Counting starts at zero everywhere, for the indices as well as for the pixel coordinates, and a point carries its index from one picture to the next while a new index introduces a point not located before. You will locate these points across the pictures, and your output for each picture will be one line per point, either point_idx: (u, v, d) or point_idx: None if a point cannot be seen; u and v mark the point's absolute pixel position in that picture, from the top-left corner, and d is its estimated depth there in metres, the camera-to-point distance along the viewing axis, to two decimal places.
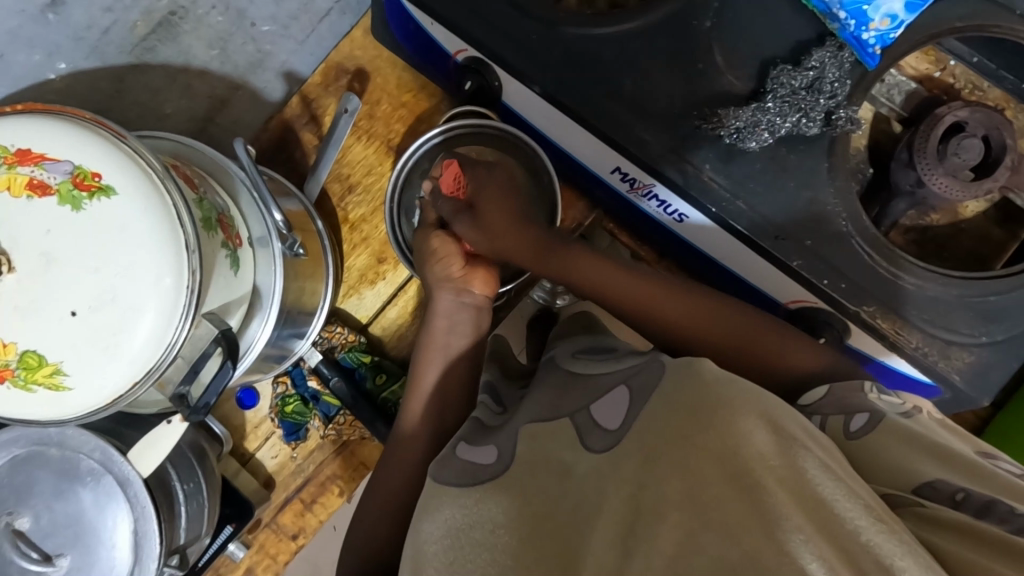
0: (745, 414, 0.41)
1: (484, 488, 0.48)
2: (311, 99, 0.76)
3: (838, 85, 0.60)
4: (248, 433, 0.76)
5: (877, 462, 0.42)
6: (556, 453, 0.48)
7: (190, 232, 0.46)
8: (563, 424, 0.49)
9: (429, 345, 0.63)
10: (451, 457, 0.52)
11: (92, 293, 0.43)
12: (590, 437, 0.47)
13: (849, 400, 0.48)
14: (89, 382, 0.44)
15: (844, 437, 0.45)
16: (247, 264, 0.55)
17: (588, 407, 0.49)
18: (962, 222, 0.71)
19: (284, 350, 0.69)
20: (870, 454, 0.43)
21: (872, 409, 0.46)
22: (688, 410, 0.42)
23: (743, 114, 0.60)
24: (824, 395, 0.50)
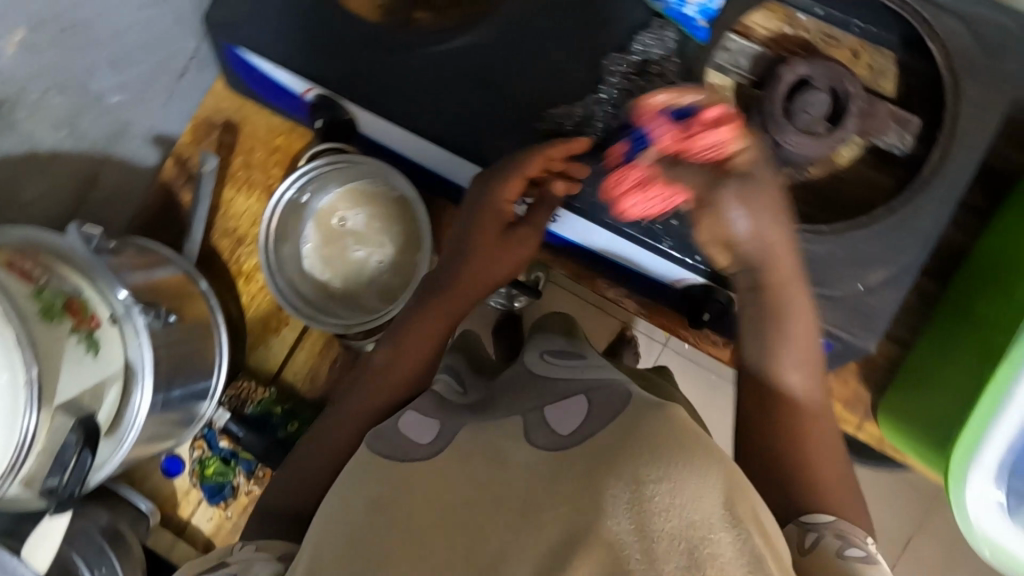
0: (706, 478, 0.40)
1: (416, 466, 0.47)
2: (186, 159, 0.77)
3: (665, 65, 0.61)
4: (180, 499, 0.75)
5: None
6: (496, 445, 0.46)
7: (19, 326, 0.46)
8: (512, 422, 0.47)
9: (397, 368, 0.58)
10: (391, 429, 0.51)
11: None
12: (535, 434, 0.45)
13: (849, 532, 0.47)
14: None
15: (833, 555, 0.45)
16: (110, 343, 0.54)
17: (542, 408, 0.47)
18: (841, 172, 0.71)
19: (190, 413, 0.68)
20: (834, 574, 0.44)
21: (869, 551, 0.46)
22: (635, 435, 0.42)
23: (578, 107, 0.61)
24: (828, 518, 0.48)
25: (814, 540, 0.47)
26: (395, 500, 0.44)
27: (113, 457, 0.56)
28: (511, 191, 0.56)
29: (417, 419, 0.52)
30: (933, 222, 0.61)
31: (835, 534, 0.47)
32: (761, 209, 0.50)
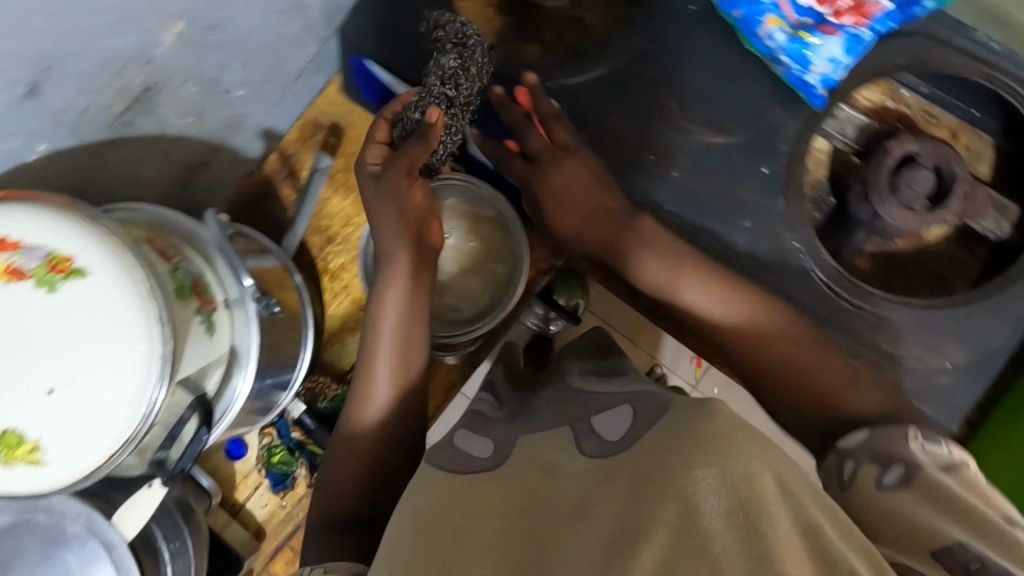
0: (749, 458, 0.37)
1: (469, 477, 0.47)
2: (290, 155, 0.80)
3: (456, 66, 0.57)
4: (238, 483, 0.77)
5: (888, 521, 0.39)
6: (550, 457, 0.45)
7: (162, 304, 0.47)
8: (561, 432, 0.47)
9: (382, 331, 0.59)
10: (444, 447, 0.52)
11: (66, 369, 0.45)
12: (585, 442, 0.45)
13: (886, 446, 0.44)
14: (66, 457, 0.46)
15: (875, 487, 0.41)
16: (223, 327, 0.57)
17: (588, 417, 0.47)
18: (930, 247, 0.72)
19: (269, 403, 0.70)
20: (892, 514, 0.39)
21: (907, 458, 0.42)
22: (681, 431, 0.40)
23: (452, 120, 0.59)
24: (864, 438, 0.46)
25: (854, 469, 0.44)
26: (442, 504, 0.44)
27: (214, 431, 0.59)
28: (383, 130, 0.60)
29: (470, 437, 0.53)
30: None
31: (875, 461, 0.44)
32: (694, 284, 0.57)
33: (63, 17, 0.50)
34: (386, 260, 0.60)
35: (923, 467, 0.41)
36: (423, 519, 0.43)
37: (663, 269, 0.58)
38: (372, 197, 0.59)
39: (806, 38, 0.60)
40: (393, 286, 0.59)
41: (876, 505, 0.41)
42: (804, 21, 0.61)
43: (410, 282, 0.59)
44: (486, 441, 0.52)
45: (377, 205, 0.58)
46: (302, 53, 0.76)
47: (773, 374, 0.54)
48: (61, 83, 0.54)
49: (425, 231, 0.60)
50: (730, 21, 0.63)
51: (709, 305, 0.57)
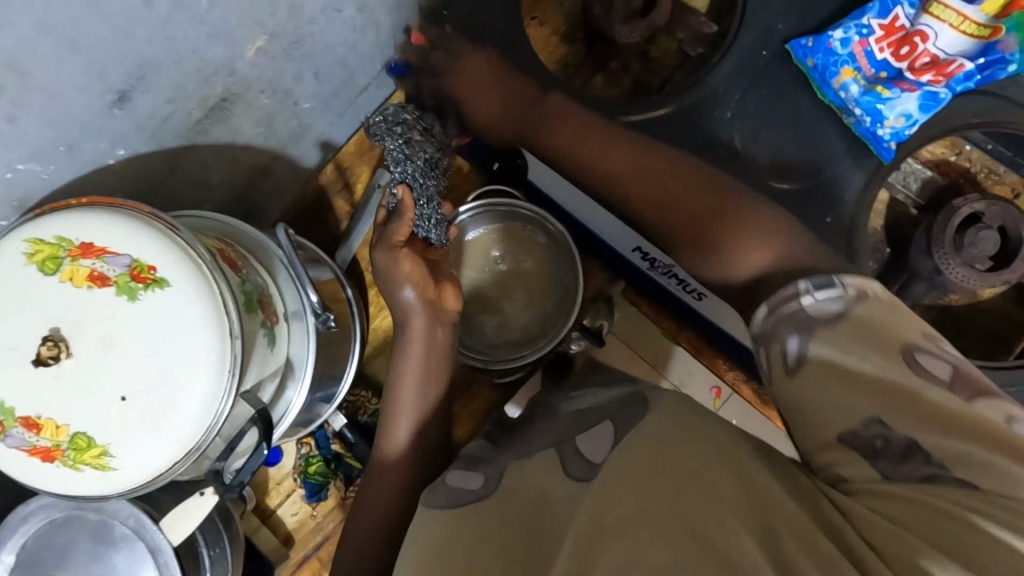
0: (716, 461, 0.41)
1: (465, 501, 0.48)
2: (345, 167, 0.82)
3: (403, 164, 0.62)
4: (270, 488, 0.77)
5: (805, 409, 0.43)
6: (538, 483, 0.46)
7: (234, 318, 0.48)
8: (547, 455, 0.48)
9: (407, 367, 0.62)
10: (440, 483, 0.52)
11: (140, 378, 0.46)
12: (572, 466, 0.46)
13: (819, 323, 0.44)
14: (133, 464, 0.46)
15: (785, 373, 0.44)
16: (282, 339, 0.58)
17: (575, 439, 0.48)
18: (983, 303, 0.72)
19: (313, 414, 0.70)
20: (808, 390, 0.43)
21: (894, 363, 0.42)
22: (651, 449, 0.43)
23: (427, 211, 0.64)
24: (767, 314, 0.47)
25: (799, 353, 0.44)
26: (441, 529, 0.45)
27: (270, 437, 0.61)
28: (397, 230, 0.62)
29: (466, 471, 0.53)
30: None
31: (776, 334, 0.46)
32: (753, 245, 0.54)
33: (168, 28, 0.52)
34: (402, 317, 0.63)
35: (814, 330, 0.44)
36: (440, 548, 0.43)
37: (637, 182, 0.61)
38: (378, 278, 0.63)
39: (881, 92, 0.61)
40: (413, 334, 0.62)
41: (790, 394, 0.44)
42: (879, 74, 0.63)
43: (424, 370, 0.63)
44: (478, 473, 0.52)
45: (391, 288, 0.62)
46: (369, 68, 0.76)
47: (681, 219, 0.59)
48: (149, 92, 0.55)
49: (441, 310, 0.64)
50: (803, 69, 0.63)
51: (703, 257, 0.57)
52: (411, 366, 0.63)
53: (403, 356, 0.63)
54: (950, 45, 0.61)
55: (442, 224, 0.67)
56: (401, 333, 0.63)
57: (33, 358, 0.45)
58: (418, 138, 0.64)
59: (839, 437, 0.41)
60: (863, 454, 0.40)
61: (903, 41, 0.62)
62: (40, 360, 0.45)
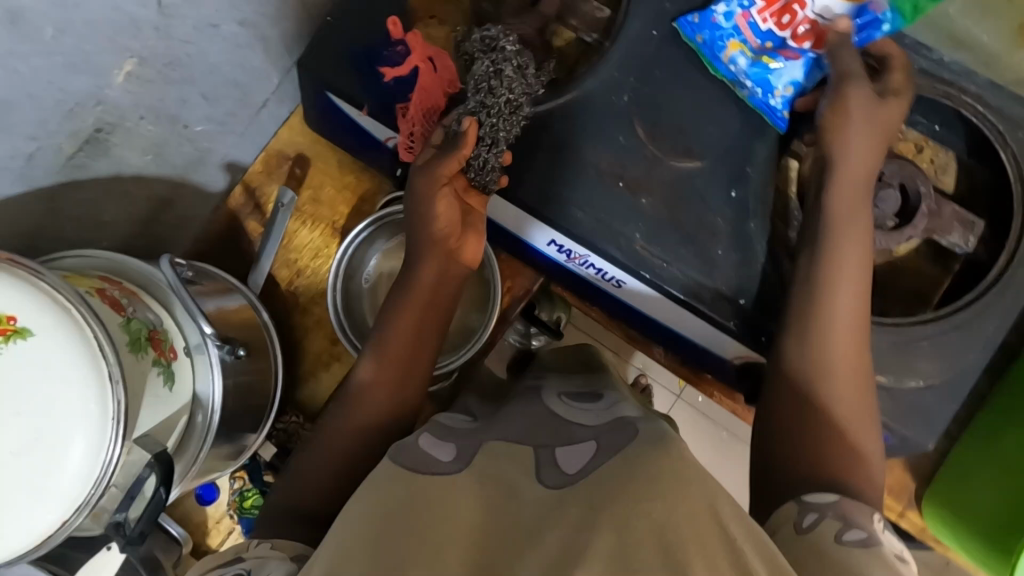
0: (681, 501, 0.41)
1: (428, 479, 0.47)
2: (254, 187, 0.79)
3: (478, 93, 0.61)
4: (210, 528, 0.75)
5: (840, 561, 0.41)
6: (508, 477, 0.47)
7: (114, 360, 0.45)
8: (524, 451, 0.50)
9: (412, 298, 0.62)
10: (411, 446, 0.52)
11: (10, 436, 0.42)
12: (546, 473, 0.47)
13: (853, 515, 0.47)
14: (15, 526, 0.44)
15: (831, 540, 0.44)
16: (183, 373, 0.55)
17: (554, 447, 0.49)
18: (897, 262, 0.73)
19: (239, 446, 0.68)
20: (845, 552, 0.42)
21: (871, 532, 0.44)
22: (656, 469, 0.42)
23: (482, 152, 0.61)
24: (831, 500, 0.49)
25: (813, 522, 0.47)
26: (390, 496, 0.46)
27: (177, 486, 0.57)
28: (450, 170, 0.60)
29: (434, 440, 0.53)
30: (997, 325, 0.63)
31: (832, 520, 0.46)
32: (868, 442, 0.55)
33: (12, 61, 0.48)
34: (415, 240, 0.63)
35: (878, 540, 0.43)
36: (380, 515, 0.44)
37: (862, 151, 0.58)
38: (409, 206, 0.62)
39: (769, 63, 0.62)
40: (426, 272, 0.62)
41: (829, 556, 0.42)
42: (765, 45, 0.63)
43: (422, 313, 0.63)
44: (450, 445, 0.52)
45: (416, 214, 0.62)
46: (264, 85, 0.74)
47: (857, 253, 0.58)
48: (7, 133, 0.52)
49: (455, 261, 0.63)
50: (693, 46, 0.64)
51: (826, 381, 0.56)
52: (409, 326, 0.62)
53: (414, 302, 0.62)
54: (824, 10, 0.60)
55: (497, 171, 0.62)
56: (408, 280, 0.63)
57: None
58: (507, 74, 0.61)
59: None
60: None
61: (780, 10, 0.62)
62: None
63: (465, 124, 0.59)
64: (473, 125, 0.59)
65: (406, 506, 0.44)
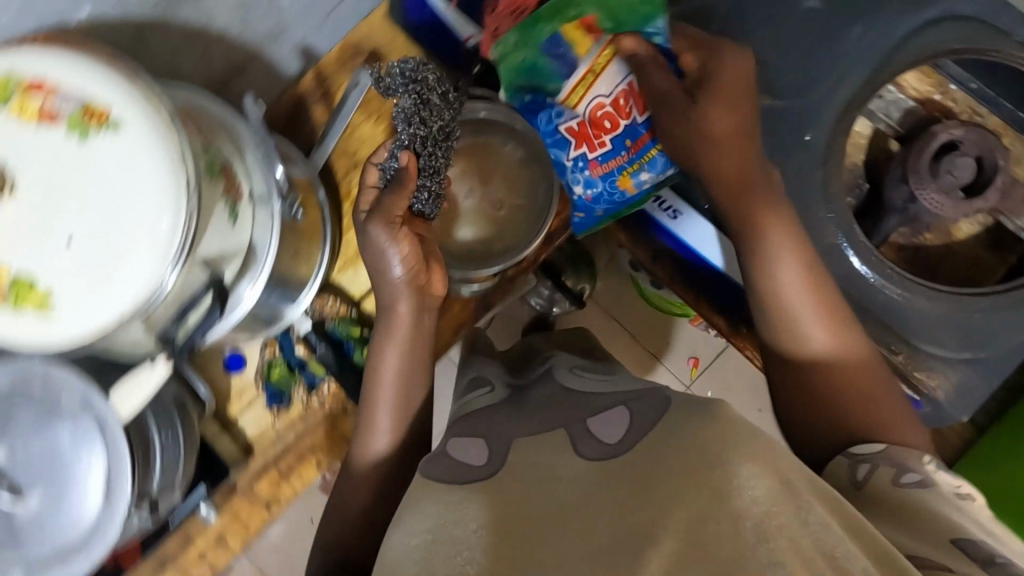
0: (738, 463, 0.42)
1: (471, 488, 0.48)
2: (327, 75, 0.79)
3: (404, 125, 0.63)
4: (232, 397, 0.77)
5: (908, 512, 0.43)
6: (544, 459, 0.50)
7: (192, 170, 0.46)
8: (557, 433, 0.53)
9: (392, 334, 0.65)
10: (440, 455, 0.53)
11: (88, 220, 0.44)
12: (583, 445, 0.50)
13: (905, 460, 0.48)
14: (76, 310, 0.45)
15: (892, 484, 0.46)
16: (245, 217, 0.56)
17: (584, 419, 0.53)
18: (955, 245, 0.73)
19: (275, 314, 0.69)
20: (911, 504, 0.44)
21: (926, 475, 0.46)
22: (692, 441, 0.46)
23: (424, 188, 0.65)
24: (879, 450, 0.50)
25: (869, 468, 0.49)
26: (459, 512, 0.45)
27: (224, 323, 0.60)
28: (402, 203, 0.62)
29: (463, 442, 0.55)
30: None
31: (890, 462, 0.48)
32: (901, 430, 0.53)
33: None
34: (386, 313, 0.65)
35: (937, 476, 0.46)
36: (446, 524, 0.44)
37: (721, 152, 0.61)
38: (367, 252, 0.64)
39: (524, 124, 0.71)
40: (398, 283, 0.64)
41: (891, 499, 0.45)
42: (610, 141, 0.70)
43: (409, 344, 0.65)
44: (479, 442, 0.54)
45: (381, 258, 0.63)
46: None
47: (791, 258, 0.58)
48: None
49: (427, 294, 0.66)
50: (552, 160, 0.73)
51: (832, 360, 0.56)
52: (397, 345, 0.65)
53: (388, 333, 0.65)
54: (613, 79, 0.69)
55: (438, 199, 0.67)
56: (387, 315, 0.65)
57: None
58: (434, 98, 0.63)
59: (951, 541, 0.40)
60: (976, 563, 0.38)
61: (593, 124, 0.70)
62: None
63: (405, 161, 0.62)
64: (411, 155, 0.62)
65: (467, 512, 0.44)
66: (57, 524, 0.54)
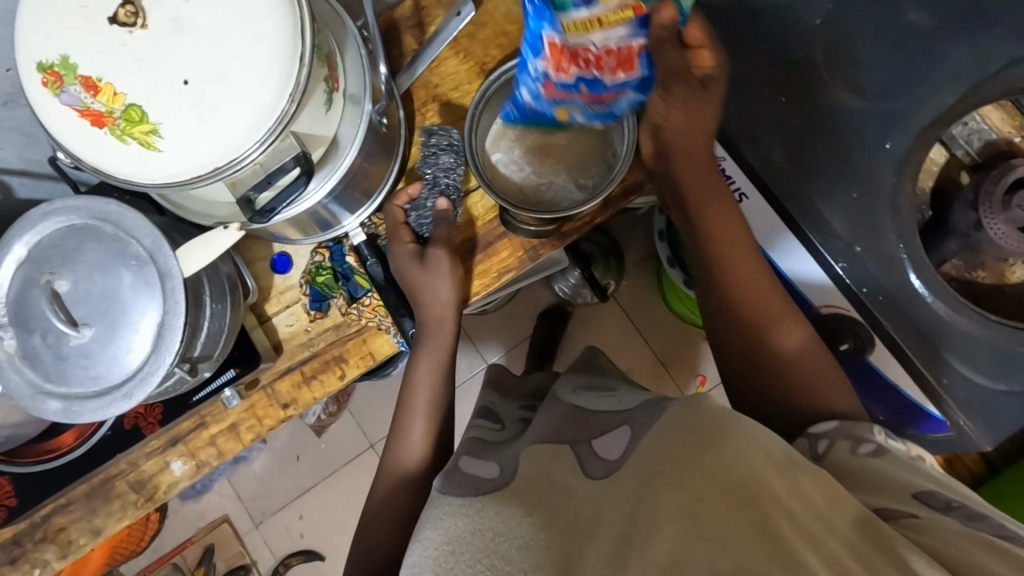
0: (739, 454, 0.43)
1: (487, 498, 0.47)
2: (423, 7, 0.81)
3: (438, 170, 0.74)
4: (272, 296, 0.79)
5: (863, 476, 0.45)
6: (559, 476, 0.47)
7: (307, 43, 0.48)
8: (562, 449, 0.50)
9: (429, 348, 0.69)
10: (455, 470, 0.52)
11: (206, 66, 0.46)
12: (590, 465, 0.48)
13: (857, 429, 0.50)
14: (179, 149, 0.47)
15: (849, 454, 0.48)
16: (337, 109, 0.58)
17: (588, 440, 0.50)
18: (1007, 288, 0.70)
19: (333, 221, 0.71)
20: (865, 473, 0.45)
21: (881, 442, 0.47)
22: (703, 430, 0.45)
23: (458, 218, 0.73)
24: (834, 424, 0.51)
25: (827, 445, 0.49)
26: (476, 524, 0.44)
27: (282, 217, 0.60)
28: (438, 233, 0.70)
29: (474, 460, 0.54)
30: None
31: (850, 437, 0.49)
32: (794, 338, 0.57)
33: None
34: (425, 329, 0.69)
35: (888, 447, 0.47)
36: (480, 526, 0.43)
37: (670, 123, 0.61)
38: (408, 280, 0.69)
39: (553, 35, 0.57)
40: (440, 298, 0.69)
41: (846, 472, 0.46)
42: (582, 89, 0.63)
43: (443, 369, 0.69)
44: (490, 462, 0.53)
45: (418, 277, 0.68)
46: None
47: (728, 234, 0.61)
48: None
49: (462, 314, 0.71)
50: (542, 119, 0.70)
51: (754, 292, 0.59)
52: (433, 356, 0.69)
53: (424, 341, 0.69)
54: (622, 40, 0.56)
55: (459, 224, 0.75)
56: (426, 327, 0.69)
57: (110, 17, 0.45)
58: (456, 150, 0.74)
59: (912, 495, 0.41)
60: (935, 509, 0.40)
61: (572, 58, 0.58)
62: (116, 22, 0.45)
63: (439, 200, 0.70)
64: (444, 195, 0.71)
65: (487, 506, 0.45)
66: (102, 362, 0.56)
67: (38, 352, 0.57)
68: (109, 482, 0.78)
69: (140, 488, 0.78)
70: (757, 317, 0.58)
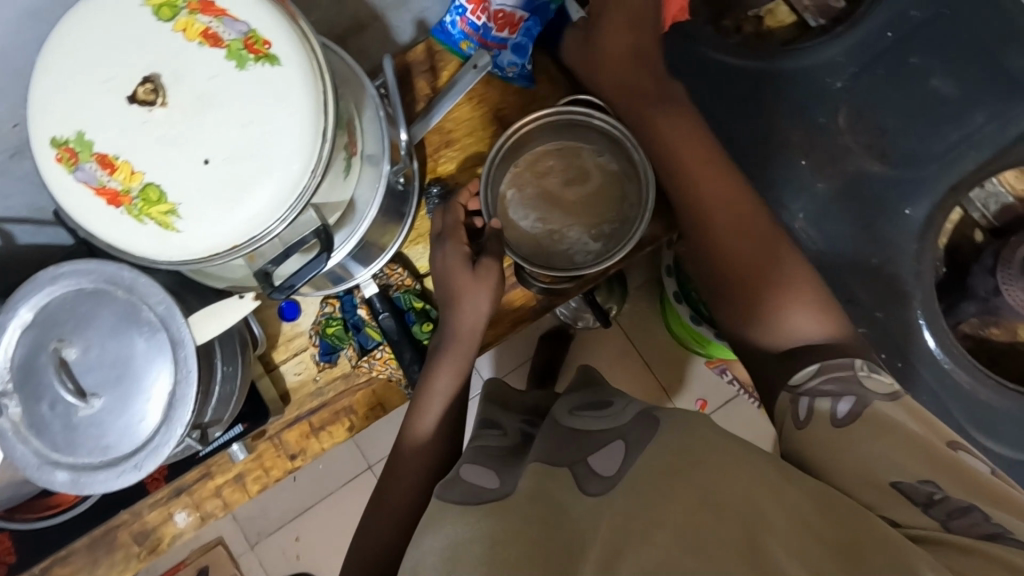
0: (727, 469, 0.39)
1: (484, 510, 0.42)
2: (436, 51, 0.80)
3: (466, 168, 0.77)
4: (279, 343, 0.77)
5: (844, 459, 0.41)
6: (558, 499, 0.42)
7: (329, 119, 0.47)
8: (560, 472, 0.44)
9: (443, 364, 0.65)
10: (456, 479, 0.48)
11: (228, 145, 0.45)
12: (587, 483, 0.43)
13: (832, 373, 0.46)
14: (197, 227, 0.45)
15: (830, 426, 0.43)
16: (355, 173, 0.56)
17: (587, 458, 0.45)
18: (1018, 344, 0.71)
19: (346, 275, 0.69)
20: (848, 450, 0.41)
21: (860, 393, 0.44)
22: (688, 446, 0.41)
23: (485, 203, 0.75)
24: (815, 373, 0.47)
25: (807, 408, 0.45)
26: (476, 539, 0.39)
27: None
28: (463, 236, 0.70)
29: (478, 470, 0.49)
30: None
31: (824, 393, 0.45)
32: (810, 319, 0.51)
33: None
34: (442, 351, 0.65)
35: (870, 400, 0.43)
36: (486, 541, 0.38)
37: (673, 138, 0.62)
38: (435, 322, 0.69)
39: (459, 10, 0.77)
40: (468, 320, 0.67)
41: (821, 443, 0.43)
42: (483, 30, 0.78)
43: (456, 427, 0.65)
44: (492, 474, 0.48)
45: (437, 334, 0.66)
46: None
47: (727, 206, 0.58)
48: None
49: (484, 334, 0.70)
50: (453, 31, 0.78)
51: (734, 248, 0.56)
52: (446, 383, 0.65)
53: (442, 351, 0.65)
54: None
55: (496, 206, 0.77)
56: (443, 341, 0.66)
57: (129, 95, 0.44)
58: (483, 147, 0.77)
59: (889, 483, 0.39)
60: (916, 504, 0.37)
61: None
62: (135, 100, 0.44)
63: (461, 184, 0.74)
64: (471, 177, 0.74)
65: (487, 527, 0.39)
66: (113, 432, 0.55)
67: (46, 420, 0.55)
68: (111, 533, 0.76)
69: (143, 539, 0.76)
70: (749, 274, 0.55)
